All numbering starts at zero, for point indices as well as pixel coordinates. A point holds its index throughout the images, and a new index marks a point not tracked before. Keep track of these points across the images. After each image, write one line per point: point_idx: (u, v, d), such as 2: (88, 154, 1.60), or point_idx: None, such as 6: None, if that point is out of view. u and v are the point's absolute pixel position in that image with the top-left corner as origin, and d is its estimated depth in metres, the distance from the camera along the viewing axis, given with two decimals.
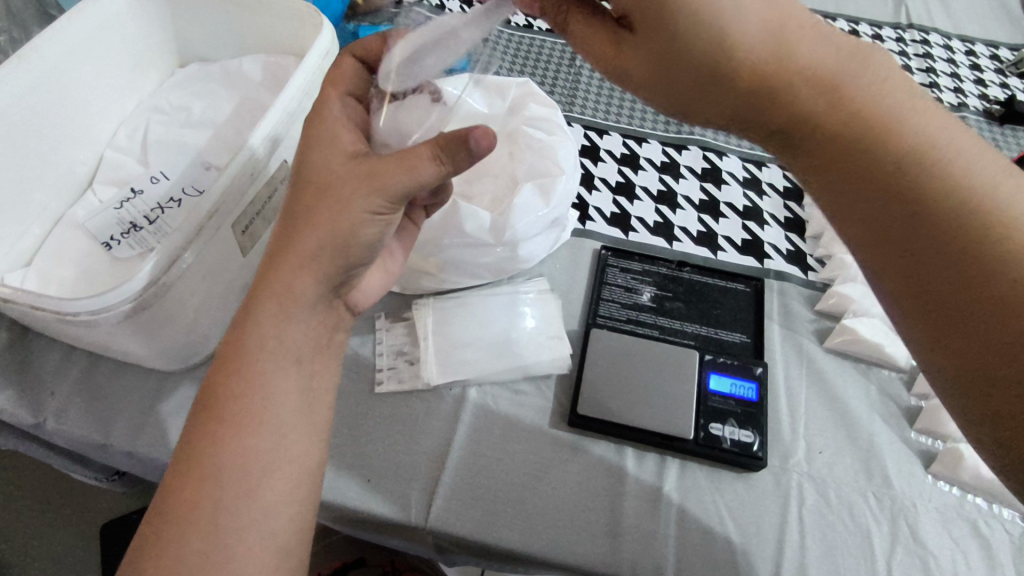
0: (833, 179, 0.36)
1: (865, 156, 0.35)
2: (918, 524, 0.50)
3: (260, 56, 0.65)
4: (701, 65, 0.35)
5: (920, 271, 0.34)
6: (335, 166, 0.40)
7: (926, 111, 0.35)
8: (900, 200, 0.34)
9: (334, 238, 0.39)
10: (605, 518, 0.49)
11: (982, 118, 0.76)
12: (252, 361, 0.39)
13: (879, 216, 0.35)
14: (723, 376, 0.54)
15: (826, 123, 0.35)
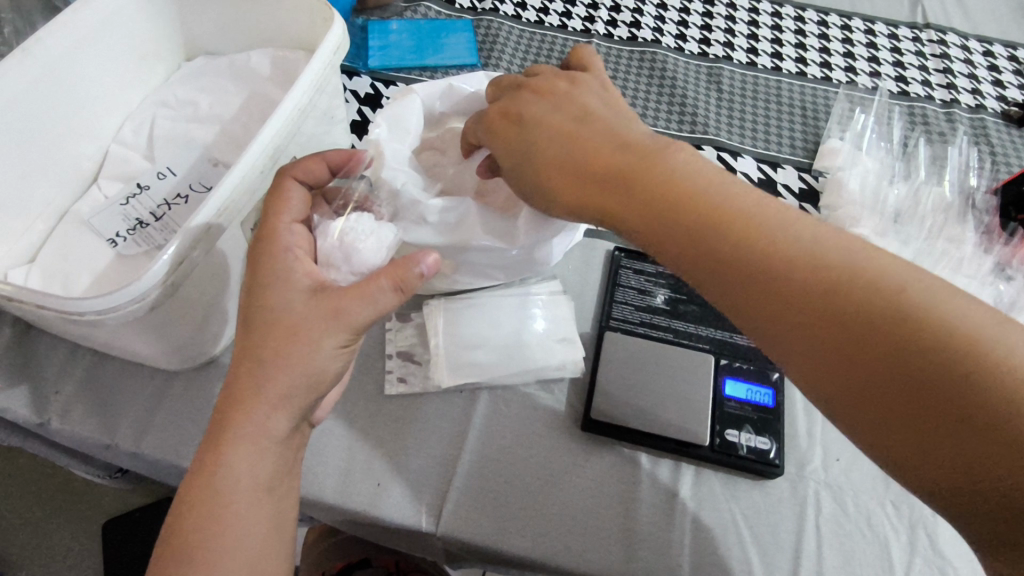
0: (715, 278, 0.35)
1: (716, 249, 0.35)
2: (937, 534, 0.49)
3: (269, 50, 0.64)
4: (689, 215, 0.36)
5: (839, 386, 0.31)
6: (295, 308, 0.41)
7: (798, 220, 0.35)
8: (797, 308, 0.33)
9: (302, 373, 0.40)
10: (618, 525, 0.49)
11: (1001, 120, 0.75)
12: (218, 486, 0.38)
13: (757, 307, 0.34)
14: (739, 381, 0.53)
15: (670, 212, 0.37)
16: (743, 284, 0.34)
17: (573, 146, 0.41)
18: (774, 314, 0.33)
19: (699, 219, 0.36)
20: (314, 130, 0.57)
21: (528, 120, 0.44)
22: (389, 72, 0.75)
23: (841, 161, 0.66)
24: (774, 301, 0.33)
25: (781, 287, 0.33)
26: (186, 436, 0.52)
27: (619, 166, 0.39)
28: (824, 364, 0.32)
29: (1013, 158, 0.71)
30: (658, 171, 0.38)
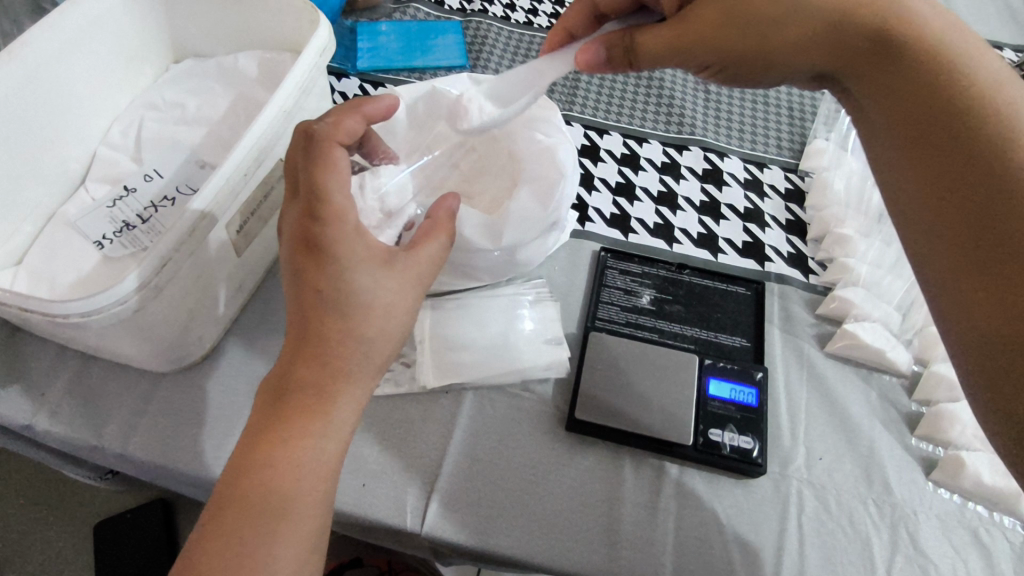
0: (909, 131, 0.36)
1: (929, 111, 0.35)
2: (919, 532, 0.50)
3: (256, 52, 0.64)
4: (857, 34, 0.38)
5: (958, 249, 0.33)
6: (379, 279, 0.39)
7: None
8: (990, 174, 0.33)
9: (389, 344, 0.40)
10: (603, 524, 0.49)
11: None
12: (316, 453, 0.37)
13: (945, 158, 0.34)
14: (723, 381, 0.54)
15: (903, 70, 0.37)
16: (922, 137, 0.35)
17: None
18: (953, 169, 0.34)
19: (928, 86, 0.36)
20: None
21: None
22: (377, 74, 0.75)
23: (826, 162, 0.68)
24: (947, 147, 0.34)
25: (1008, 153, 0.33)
26: (172, 437, 0.52)
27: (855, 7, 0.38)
28: (946, 222, 0.34)
29: None
30: (935, 40, 0.37)
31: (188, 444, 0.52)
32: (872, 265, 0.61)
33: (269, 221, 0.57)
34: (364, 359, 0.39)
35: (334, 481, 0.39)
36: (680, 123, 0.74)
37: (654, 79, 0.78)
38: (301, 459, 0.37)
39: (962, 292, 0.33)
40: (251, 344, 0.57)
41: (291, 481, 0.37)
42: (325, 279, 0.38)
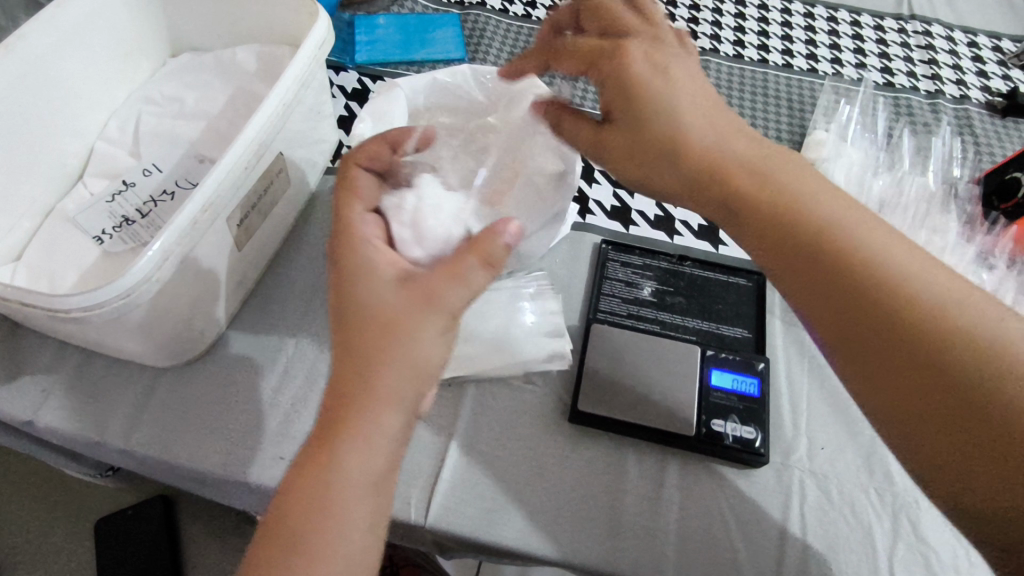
0: (821, 297, 0.39)
1: (838, 289, 0.38)
2: (920, 521, 0.50)
3: (255, 45, 0.63)
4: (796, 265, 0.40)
5: (913, 413, 0.35)
6: (377, 290, 0.39)
7: (946, 275, 0.37)
8: (905, 359, 0.35)
9: (404, 367, 0.38)
10: (606, 515, 0.49)
11: (985, 111, 0.75)
12: (334, 469, 0.37)
13: (871, 348, 0.37)
14: (725, 372, 0.54)
15: (798, 250, 0.40)
16: (837, 324, 0.38)
17: (705, 136, 0.44)
18: (879, 347, 0.37)
19: (831, 263, 0.39)
20: (300, 125, 0.57)
21: (657, 87, 0.44)
22: (375, 67, 0.75)
23: (825, 153, 0.66)
24: (863, 325, 0.37)
25: (917, 319, 0.36)
26: (174, 433, 0.52)
27: (752, 163, 0.43)
28: (895, 395, 0.36)
29: (997, 148, 0.71)
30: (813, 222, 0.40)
31: (189, 439, 0.51)
32: None
33: (269, 215, 0.57)
34: (405, 375, 0.38)
35: (369, 511, 0.38)
36: None
37: None
38: (319, 473, 0.37)
39: (944, 450, 0.34)
40: (252, 338, 0.56)
41: (325, 475, 0.37)
42: (345, 284, 0.40)
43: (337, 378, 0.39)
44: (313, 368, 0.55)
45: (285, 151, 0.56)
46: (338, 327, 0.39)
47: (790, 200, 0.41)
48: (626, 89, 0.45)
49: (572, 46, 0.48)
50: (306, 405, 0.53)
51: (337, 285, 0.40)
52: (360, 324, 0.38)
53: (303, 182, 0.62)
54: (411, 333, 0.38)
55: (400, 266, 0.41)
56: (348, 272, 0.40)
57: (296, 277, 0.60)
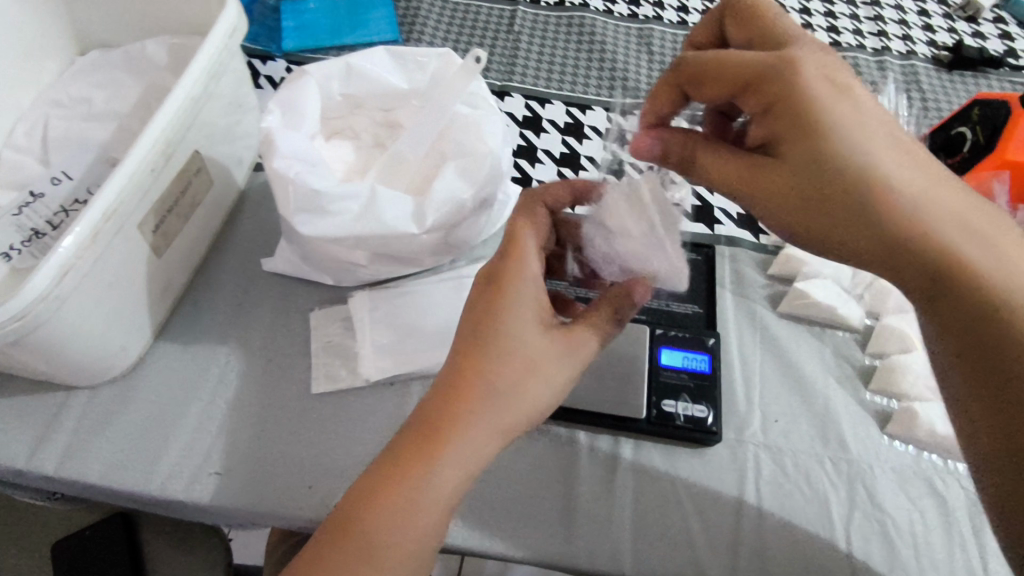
0: (956, 340, 0.37)
1: (972, 333, 0.36)
2: (876, 487, 0.49)
3: (165, 37, 0.59)
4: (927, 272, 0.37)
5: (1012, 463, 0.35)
6: (531, 340, 0.39)
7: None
8: (1007, 362, 0.35)
9: (534, 411, 0.39)
10: (559, 507, 0.48)
11: (931, 66, 0.73)
12: (439, 483, 0.36)
13: (990, 400, 0.36)
14: (675, 350, 0.53)
15: (952, 299, 0.37)
16: (976, 371, 0.36)
17: (900, 166, 0.38)
18: (983, 363, 0.36)
19: (955, 296, 0.37)
20: (217, 120, 0.54)
21: (812, 98, 0.38)
22: (304, 54, 0.71)
23: None
24: (978, 376, 0.36)
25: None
26: (98, 456, 0.49)
27: (934, 200, 0.37)
28: (999, 442, 0.35)
29: (945, 103, 0.70)
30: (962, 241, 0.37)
31: (118, 461, 0.48)
32: None
33: (190, 218, 0.53)
34: (522, 419, 0.39)
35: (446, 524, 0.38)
36: (624, 87, 0.71)
37: (594, 44, 0.75)
38: (421, 481, 0.36)
39: (1022, 497, 0.34)
40: (182, 348, 0.53)
41: (416, 490, 0.36)
42: (489, 314, 0.39)
43: (429, 400, 0.38)
44: (248, 376, 0.52)
45: (201, 149, 0.53)
46: (486, 347, 0.38)
47: (953, 229, 0.37)
48: (797, 114, 0.38)
49: (710, 62, 0.40)
50: (243, 415, 0.50)
51: (475, 310, 0.40)
52: (496, 358, 0.38)
53: (229, 181, 0.59)
54: (528, 386, 0.39)
55: (548, 320, 0.41)
56: (478, 299, 0.40)
57: (227, 282, 0.57)
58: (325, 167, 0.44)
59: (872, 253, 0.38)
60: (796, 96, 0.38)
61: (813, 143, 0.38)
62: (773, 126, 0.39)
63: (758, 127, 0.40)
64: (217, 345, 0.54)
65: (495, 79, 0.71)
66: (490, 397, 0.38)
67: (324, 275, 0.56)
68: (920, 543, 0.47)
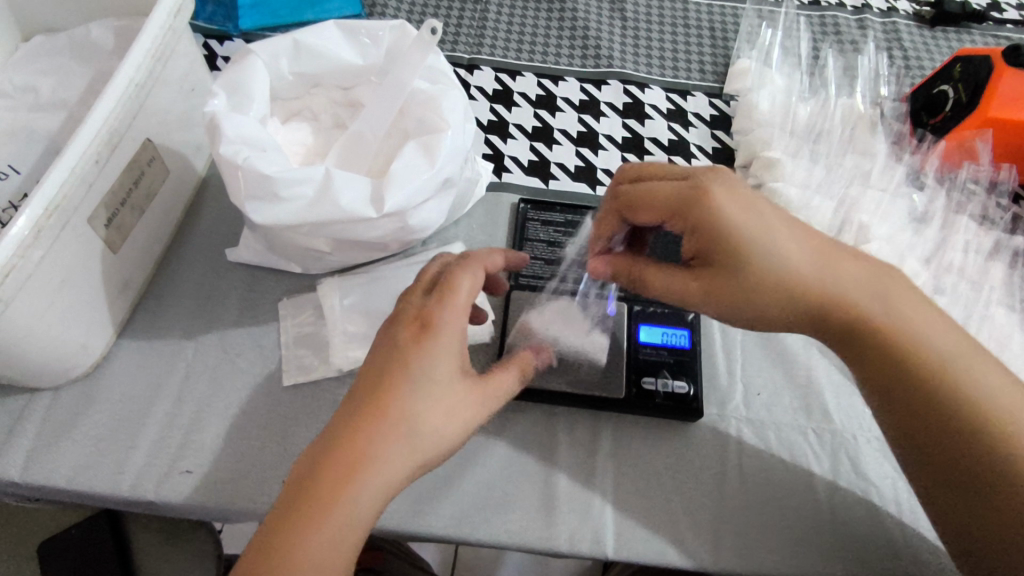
0: (889, 399, 0.41)
1: (900, 389, 0.40)
2: (859, 457, 0.49)
3: (109, 19, 0.56)
4: (867, 349, 0.41)
5: (938, 488, 0.40)
6: (455, 390, 0.39)
7: (943, 336, 0.40)
8: (944, 421, 0.39)
9: (440, 441, 0.38)
10: (539, 490, 0.47)
11: (912, 23, 0.71)
12: (335, 506, 0.35)
13: (928, 442, 0.40)
14: (654, 326, 0.52)
15: (875, 363, 0.41)
16: (908, 420, 0.40)
17: (807, 252, 0.42)
18: (915, 417, 0.40)
19: (887, 361, 0.40)
20: (168, 105, 0.51)
21: (739, 254, 0.42)
22: (263, 32, 0.68)
23: (750, 83, 0.63)
24: (914, 420, 0.40)
25: (954, 419, 0.39)
26: (59, 459, 0.47)
27: (847, 281, 0.41)
28: (936, 476, 0.40)
29: (928, 61, 0.68)
30: (894, 325, 0.41)
31: (81, 464, 0.46)
32: (800, 187, 0.56)
33: (145, 210, 0.51)
34: (425, 443, 0.38)
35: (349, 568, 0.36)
36: (597, 56, 0.69)
37: (565, 12, 0.72)
38: (314, 508, 0.35)
39: (955, 522, 0.39)
40: (146, 345, 0.52)
41: (311, 528, 0.34)
42: (411, 357, 0.38)
43: (341, 436, 0.36)
44: (216, 370, 0.51)
45: (153, 137, 0.50)
46: (409, 385, 0.38)
47: (871, 301, 0.41)
48: (717, 248, 0.42)
49: (639, 196, 0.45)
50: (211, 411, 0.49)
51: (398, 350, 0.39)
52: (419, 407, 0.37)
53: (188, 169, 0.56)
54: (450, 434, 0.39)
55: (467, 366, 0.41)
56: (402, 340, 0.39)
57: (192, 274, 0.55)
58: (277, 149, 0.41)
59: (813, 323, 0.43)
60: (721, 233, 0.42)
61: (747, 281, 0.42)
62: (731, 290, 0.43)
63: (688, 243, 0.45)
64: (183, 339, 0.52)
65: (463, 51, 0.68)
66: (410, 441, 0.37)
67: (291, 263, 0.54)
68: (904, 510, 0.47)
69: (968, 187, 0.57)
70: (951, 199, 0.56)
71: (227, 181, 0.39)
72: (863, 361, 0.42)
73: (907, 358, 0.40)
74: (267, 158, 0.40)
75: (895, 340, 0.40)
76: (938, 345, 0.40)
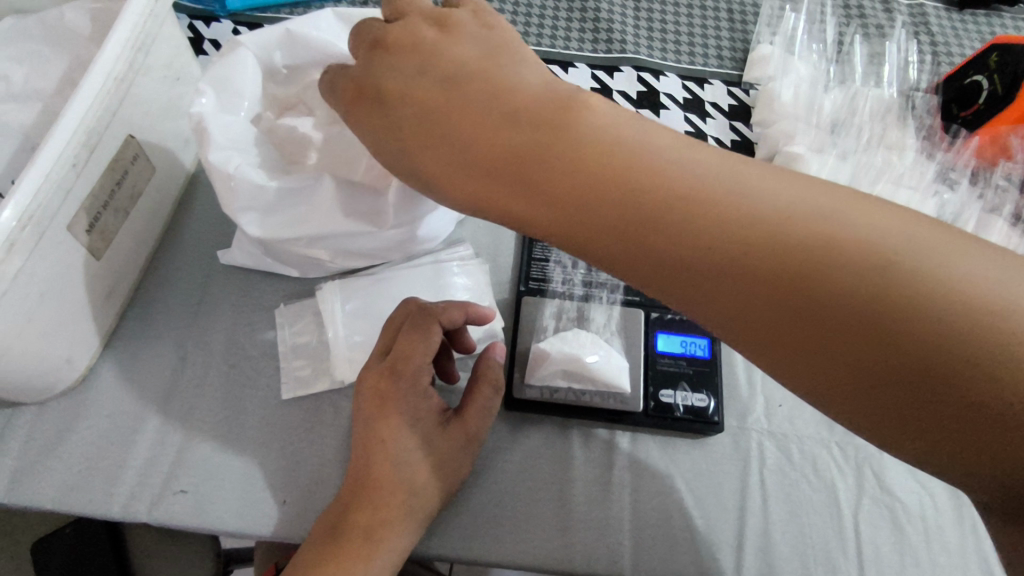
0: (728, 294, 0.27)
1: (692, 261, 0.27)
2: (884, 471, 0.47)
3: (85, 1, 0.52)
4: (682, 252, 0.27)
5: (807, 370, 0.26)
6: (433, 444, 0.42)
7: (703, 152, 0.29)
8: (852, 354, 0.25)
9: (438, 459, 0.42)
10: (553, 508, 0.45)
11: (940, 5, 0.67)
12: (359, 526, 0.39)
13: (755, 323, 0.27)
14: (672, 335, 0.49)
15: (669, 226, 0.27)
16: (747, 316, 0.27)
17: (517, 74, 0.32)
18: (818, 342, 0.25)
19: (674, 210, 0.27)
20: (152, 97, 0.48)
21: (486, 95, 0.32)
22: (253, 14, 0.63)
23: (772, 71, 0.60)
24: (769, 297, 0.26)
25: (851, 322, 0.24)
26: (47, 478, 0.44)
27: (537, 106, 0.31)
28: (813, 353, 0.25)
29: (957, 47, 0.64)
30: (704, 210, 0.27)
31: (71, 483, 0.44)
32: None
33: (131, 212, 0.48)
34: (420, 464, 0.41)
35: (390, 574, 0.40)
36: (609, 40, 0.65)
37: None
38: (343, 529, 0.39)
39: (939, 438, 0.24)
40: (134, 355, 0.49)
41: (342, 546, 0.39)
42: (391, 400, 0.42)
43: (345, 516, 0.40)
44: (211, 382, 0.48)
45: (136, 133, 0.47)
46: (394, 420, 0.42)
47: (612, 131, 0.30)
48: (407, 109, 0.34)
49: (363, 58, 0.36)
50: (207, 426, 0.46)
51: (372, 426, 0.41)
52: (406, 462, 0.41)
53: (175, 165, 0.53)
54: (445, 483, 0.42)
55: (441, 416, 0.43)
56: (369, 419, 0.42)
57: (182, 277, 0.52)
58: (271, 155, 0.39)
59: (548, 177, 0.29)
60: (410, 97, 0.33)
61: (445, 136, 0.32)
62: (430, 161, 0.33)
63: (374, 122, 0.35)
64: (174, 349, 0.49)
65: None
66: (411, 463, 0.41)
67: (289, 267, 0.51)
68: (930, 527, 0.45)
69: (1001, 186, 0.53)
70: (983, 199, 0.53)
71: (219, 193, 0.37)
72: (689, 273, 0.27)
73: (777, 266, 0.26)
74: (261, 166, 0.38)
75: (730, 232, 0.27)
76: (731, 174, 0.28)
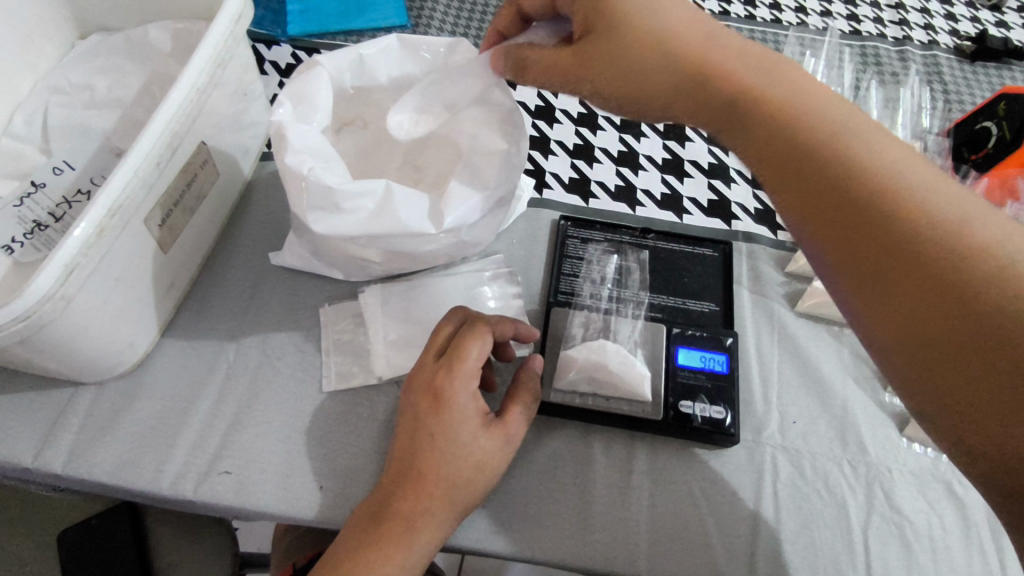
0: (833, 235, 0.33)
1: (824, 177, 0.34)
2: (894, 490, 0.49)
3: (167, 23, 0.57)
4: (819, 172, 0.34)
5: (875, 301, 0.32)
6: (480, 443, 0.44)
7: (881, 130, 0.35)
8: (920, 282, 0.30)
9: (476, 462, 0.43)
10: (574, 508, 0.47)
11: (953, 56, 0.71)
12: (398, 515, 0.42)
13: (846, 259, 0.33)
14: (692, 350, 0.52)
15: (822, 166, 0.34)
16: (845, 242, 0.33)
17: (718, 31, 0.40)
18: (883, 267, 0.31)
19: (825, 138, 0.34)
20: (224, 109, 0.52)
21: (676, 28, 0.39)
22: (311, 39, 0.69)
23: None
24: (875, 231, 0.32)
25: (932, 259, 0.30)
26: (101, 454, 0.47)
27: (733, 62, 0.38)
28: (886, 282, 0.31)
29: (968, 94, 0.68)
30: (847, 147, 0.34)
31: (125, 459, 0.47)
32: None
33: (196, 211, 0.52)
34: (459, 465, 0.43)
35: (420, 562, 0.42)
36: None
37: None
38: (381, 516, 0.42)
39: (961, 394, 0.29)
40: (188, 344, 0.52)
41: (379, 534, 0.42)
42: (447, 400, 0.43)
43: (388, 502, 0.43)
44: (257, 372, 0.51)
45: (207, 141, 0.51)
46: (448, 421, 0.43)
47: (801, 92, 0.36)
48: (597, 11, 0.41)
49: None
50: (252, 413, 0.49)
51: (424, 421, 0.43)
52: (449, 465, 0.43)
53: (236, 171, 0.57)
54: (482, 480, 0.44)
55: (488, 416, 0.45)
56: (422, 412, 0.44)
57: (236, 275, 0.56)
58: (338, 164, 0.44)
59: (734, 120, 0.38)
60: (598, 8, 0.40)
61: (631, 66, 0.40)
62: (601, 91, 0.43)
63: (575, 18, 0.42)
64: (224, 341, 0.53)
65: None
66: (451, 466, 0.43)
67: (334, 270, 0.55)
68: (937, 546, 0.47)
69: None
70: None
71: (290, 194, 0.41)
72: (813, 195, 0.34)
73: (904, 197, 0.32)
74: (328, 171, 0.42)
75: (869, 162, 0.33)
76: (872, 140, 0.34)
